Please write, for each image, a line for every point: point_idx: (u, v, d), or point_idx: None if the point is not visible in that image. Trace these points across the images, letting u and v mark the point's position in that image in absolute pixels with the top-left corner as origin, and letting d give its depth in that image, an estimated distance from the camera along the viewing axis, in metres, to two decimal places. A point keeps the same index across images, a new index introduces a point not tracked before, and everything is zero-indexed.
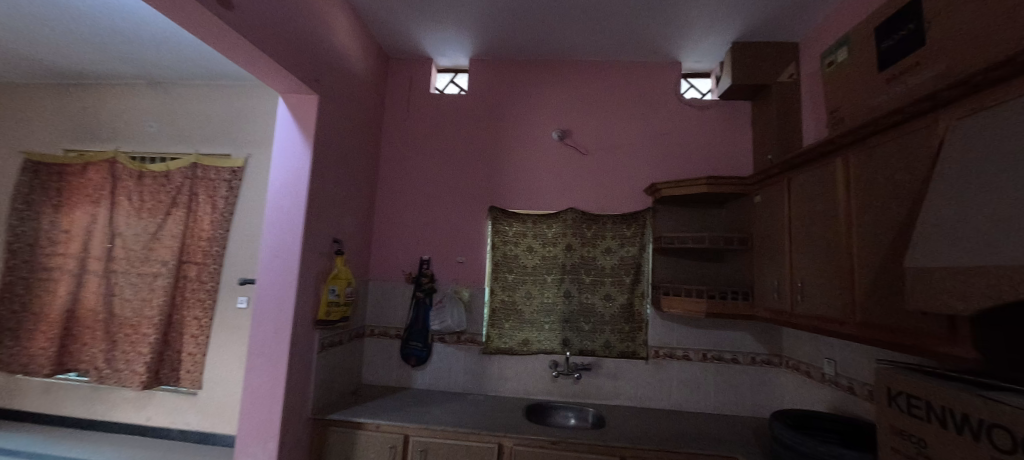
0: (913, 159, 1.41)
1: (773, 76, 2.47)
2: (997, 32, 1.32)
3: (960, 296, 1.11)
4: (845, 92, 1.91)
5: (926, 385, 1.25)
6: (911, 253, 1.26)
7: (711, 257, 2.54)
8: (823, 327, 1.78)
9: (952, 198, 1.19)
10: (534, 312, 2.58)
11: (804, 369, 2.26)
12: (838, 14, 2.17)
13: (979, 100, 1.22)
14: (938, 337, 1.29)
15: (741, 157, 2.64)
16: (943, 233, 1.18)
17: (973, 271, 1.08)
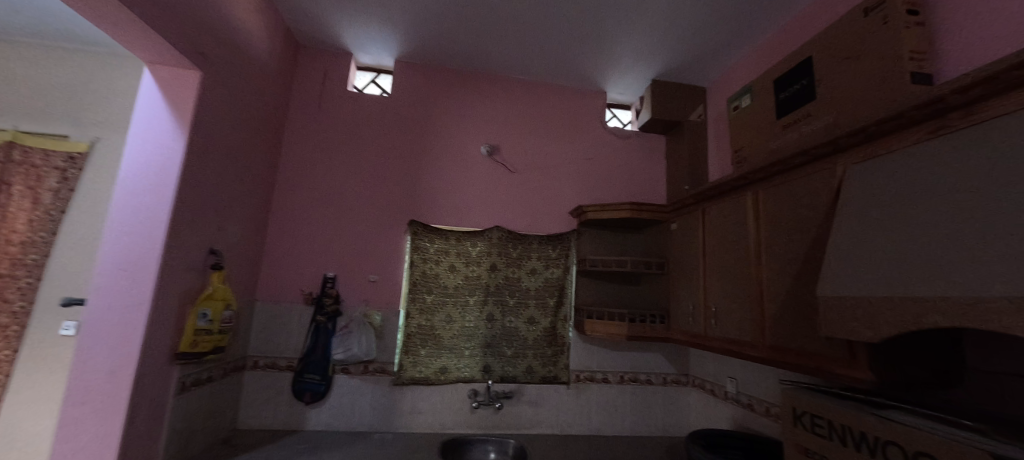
0: (817, 196, 1.57)
1: (686, 114, 2.68)
2: (873, 93, 1.55)
3: (867, 325, 1.23)
4: (748, 134, 2.13)
5: (827, 405, 1.34)
6: (823, 281, 1.38)
7: (629, 279, 2.64)
8: (735, 350, 1.89)
9: (855, 234, 1.33)
10: (453, 337, 2.38)
11: (709, 387, 2.41)
12: (741, 65, 2.45)
13: (873, 149, 1.39)
14: (839, 360, 1.40)
15: (656, 186, 2.81)
16: (850, 265, 1.31)
17: (880, 302, 1.20)
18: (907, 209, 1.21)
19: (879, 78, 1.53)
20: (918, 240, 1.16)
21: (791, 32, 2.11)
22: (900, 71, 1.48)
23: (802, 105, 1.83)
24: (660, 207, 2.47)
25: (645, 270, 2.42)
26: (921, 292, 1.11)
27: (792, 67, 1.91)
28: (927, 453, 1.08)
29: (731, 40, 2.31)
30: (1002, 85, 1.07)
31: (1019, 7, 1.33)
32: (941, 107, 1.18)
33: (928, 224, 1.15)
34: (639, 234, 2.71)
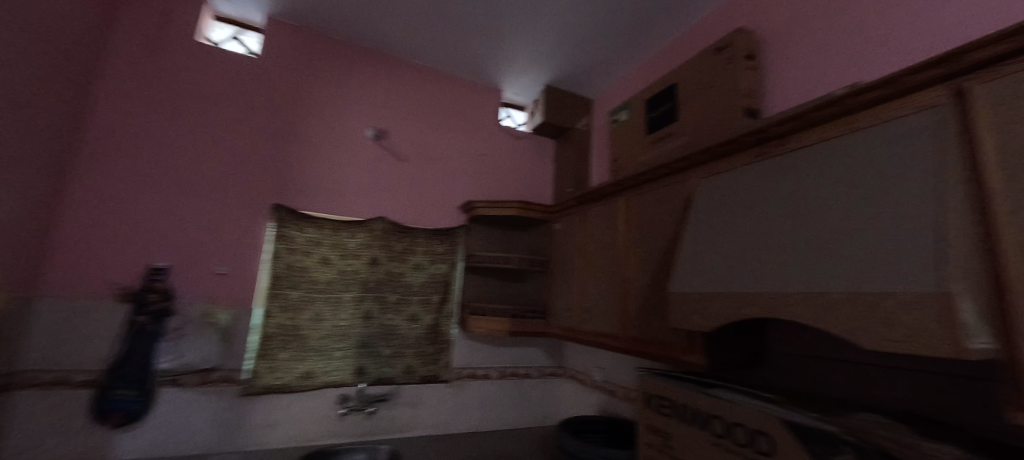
0: (674, 203, 1.77)
1: (574, 123, 2.88)
2: (717, 121, 1.81)
3: (703, 317, 1.31)
4: (623, 145, 2.36)
5: (671, 387, 1.52)
6: (675, 279, 1.46)
7: (514, 276, 2.72)
8: (604, 342, 2.05)
9: (698, 237, 1.45)
10: (322, 338, 2.14)
11: (580, 377, 2.59)
12: (621, 84, 2.70)
13: (713, 167, 1.57)
14: (681, 348, 1.58)
15: (544, 188, 2.94)
16: (690, 264, 1.43)
17: (714, 298, 1.29)
18: (732, 220, 1.35)
19: (724, 105, 1.79)
20: (738, 245, 1.29)
21: (661, 60, 2.39)
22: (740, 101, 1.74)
23: (667, 123, 2.08)
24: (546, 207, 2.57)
25: (528, 266, 2.52)
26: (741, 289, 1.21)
27: (661, 89, 2.16)
28: (743, 424, 1.25)
29: (615, 58, 2.52)
30: (804, 123, 1.23)
31: (805, 66, 1.67)
32: (764, 135, 1.34)
33: (747, 233, 1.28)
34: (526, 233, 2.81)
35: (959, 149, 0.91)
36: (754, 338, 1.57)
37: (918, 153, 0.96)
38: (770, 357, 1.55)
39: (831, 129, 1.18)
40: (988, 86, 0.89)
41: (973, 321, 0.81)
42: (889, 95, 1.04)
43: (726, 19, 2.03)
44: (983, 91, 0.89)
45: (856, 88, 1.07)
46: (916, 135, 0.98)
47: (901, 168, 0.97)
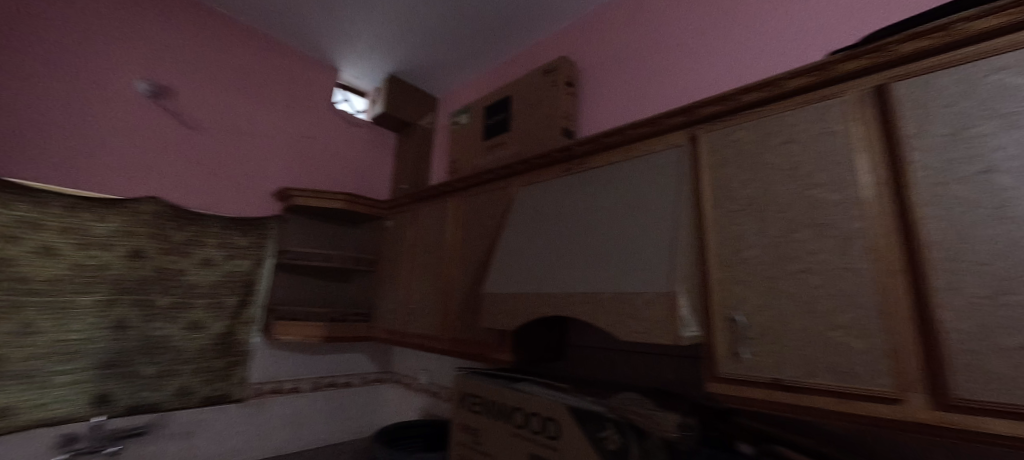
0: (496, 209, 1.85)
1: (417, 119, 2.80)
2: (538, 134, 1.93)
3: (509, 316, 1.37)
4: (461, 148, 2.39)
5: (482, 385, 1.59)
6: (491, 280, 1.49)
7: (338, 276, 2.50)
8: (425, 343, 2.01)
9: (513, 240, 1.53)
10: (32, 361, 1.57)
11: (405, 381, 2.52)
12: (466, 87, 2.73)
13: (530, 177, 1.69)
14: (493, 346, 1.61)
15: (381, 183, 2.80)
16: (501, 266, 1.50)
17: (516, 297, 1.36)
18: (539, 226, 1.47)
19: (546, 121, 1.94)
20: (540, 249, 1.40)
21: (503, 71, 2.49)
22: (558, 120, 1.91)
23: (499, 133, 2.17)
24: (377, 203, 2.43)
25: (353, 265, 2.35)
26: (537, 289, 1.31)
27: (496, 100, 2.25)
28: (537, 413, 1.37)
29: (460, 60, 2.52)
30: (598, 147, 1.42)
31: (607, 95, 1.91)
32: (569, 153, 1.51)
33: (548, 239, 1.41)
34: (357, 229, 2.61)
35: (692, 182, 1.17)
36: (556, 333, 1.73)
37: (668, 182, 1.19)
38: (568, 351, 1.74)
39: (615, 155, 1.39)
40: (710, 136, 1.16)
41: (687, 312, 1.02)
42: (655, 131, 1.29)
43: (556, 43, 2.20)
44: (708, 138, 1.16)
45: (633, 125, 1.31)
46: (668, 167, 1.22)
47: (656, 192, 1.20)
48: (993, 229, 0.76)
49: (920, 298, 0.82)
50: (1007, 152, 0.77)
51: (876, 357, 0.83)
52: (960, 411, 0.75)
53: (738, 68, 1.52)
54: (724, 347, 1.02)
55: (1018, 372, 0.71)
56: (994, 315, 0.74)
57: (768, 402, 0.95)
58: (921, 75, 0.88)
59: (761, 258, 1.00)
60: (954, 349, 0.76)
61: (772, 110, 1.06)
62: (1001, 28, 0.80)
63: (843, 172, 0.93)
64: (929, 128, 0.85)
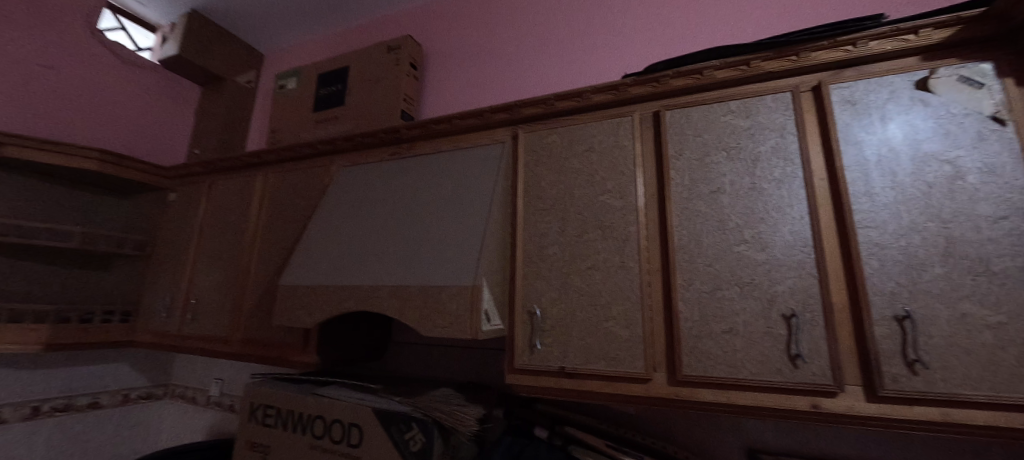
0: (311, 185, 1.50)
1: (230, 73, 2.27)
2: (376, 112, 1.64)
3: (307, 312, 1.20)
4: (288, 116, 1.86)
5: (277, 394, 1.37)
6: (288, 270, 1.29)
7: (91, 260, 1.90)
8: (205, 348, 1.59)
9: (323, 225, 1.35)
10: None
11: (190, 395, 2.08)
12: (300, 48, 2.32)
13: (352, 156, 1.49)
14: (294, 347, 1.39)
15: (171, 146, 2.23)
16: (304, 255, 1.31)
17: (318, 290, 1.19)
18: (355, 212, 1.33)
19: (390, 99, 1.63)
20: (353, 236, 1.27)
21: (346, 38, 2.18)
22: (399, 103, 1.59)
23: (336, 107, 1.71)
24: (154, 169, 1.92)
25: (110, 247, 1.78)
26: (344, 282, 1.17)
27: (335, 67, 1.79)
28: (340, 420, 1.24)
29: (291, 13, 2.11)
30: (427, 132, 1.34)
31: (449, 80, 1.75)
32: (396, 136, 1.39)
33: (363, 225, 1.28)
34: (123, 202, 2.02)
35: (509, 178, 1.20)
36: (377, 328, 1.57)
37: (487, 175, 1.20)
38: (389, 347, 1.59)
39: (443, 143, 1.34)
40: (529, 135, 1.20)
41: (489, 306, 1.04)
42: (480, 124, 1.27)
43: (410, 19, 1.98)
44: (527, 137, 1.20)
45: (460, 115, 1.27)
46: (489, 161, 1.23)
47: (475, 185, 1.20)
48: (716, 239, 0.96)
49: (668, 293, 0.98)
50: (729, 178, 0.97)
51: (636, 343, 0.97)
52: (685, 385, 0.93)
53: (576, 63, 1.52)
54: (522, 339, 1.08)
55: (721, 351, 0.91)
56: (710, 307, 0.94)
57: (554, 388, 1.04)
58: (685, 106, 1.05)
59: (559, 254, 1.09)
60: (685, 335, 0.94)
61: (581, 119, 1.15)
62: (735, 79, 1.01)
63: (626, 183, 1.06)
64: (685, 153, 1.02)
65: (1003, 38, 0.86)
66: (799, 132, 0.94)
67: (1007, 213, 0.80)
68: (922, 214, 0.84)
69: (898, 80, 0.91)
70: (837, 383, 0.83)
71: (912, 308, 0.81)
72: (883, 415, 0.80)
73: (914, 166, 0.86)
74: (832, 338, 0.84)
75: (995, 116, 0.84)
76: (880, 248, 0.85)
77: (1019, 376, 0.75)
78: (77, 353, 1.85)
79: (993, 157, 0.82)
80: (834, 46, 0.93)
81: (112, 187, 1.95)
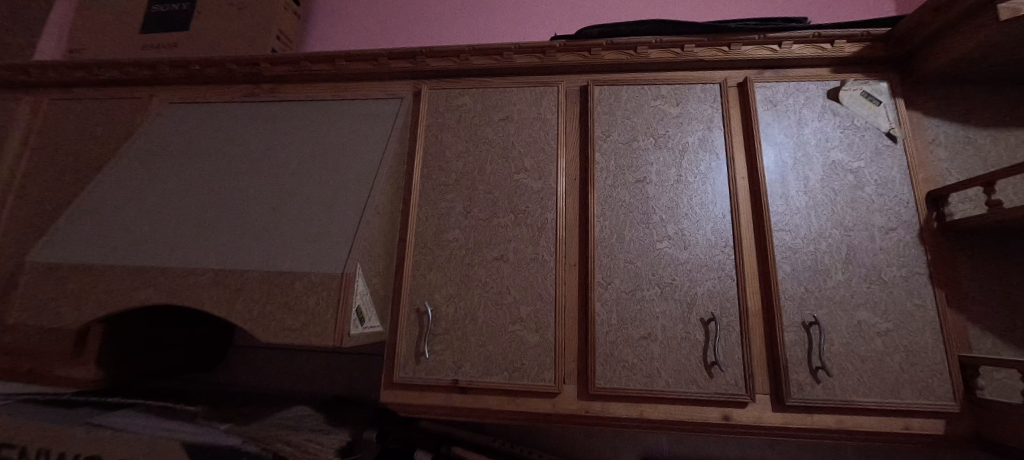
0: (112, 124, 1.05)
1: None
2: (228, 42, 1.20)
3: (75, 304, 0.80)
4: (96, 33, 1.29)
5: (21, 427, 0.91)
6: (47, 242, 0.86)
7: None
8: None
9: (123, 180, 0.94)
10: None
11: None
12: None
13: (185, 91, 1.08)
14: (54, 357, 0.94)
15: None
16: (79, 221, 0.89)
17: (99, 272, 0.80)
18: (179, 165, 0.95)
19: (250, 26, 1.22)
20: (170, 196, 0.90)
21: None
22: (270, 37, 1.21)
23: (172, 29, 1.24)
24: None
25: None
26: (146, 261, 0.81)
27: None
28: None
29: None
30: (299, 73, 1.03)
31: (334, 24, 1.41)
32: (255, 72, 1.04)
33: (189, 184, 0.92)
34: None
35: (405, 143, 0.96)
36: (211, 330, 1.17)
37: (377, 135, 0.94)
38: (230, 354, 1.20)
39: (320, 90, 1.03)
40: (434, 93, 0.98)
41: (364, 302, 0.79)
42: (372, 71, 1.01)
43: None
44: (431, 95, 0.98)
45: (347, 55, 0.99)
46: (380, 119, 0.97)
47: (358, 146, 0.93)
48: (638, 233, 0.86)
49: (584, 292, 0.86)
50: (656, 167, 0.89)
51: (545, 351, 0.83)
52: (597, 399, 0.81)
53: (497, 17, 1.32)
54: (406, 345, 0.85)
55: (638, 359, 0.81)
56: (629, 309, 0.83)
57: (442, 407, 0.84)
58: (614, 84, 0.93)
59: (461, 241, 0.89)
60: (600, 340, 0.82)
61: (499, 82, 0.97)
62: (667, 62, 0.93)
63: (545, 161, 0.91)
64: (612, 134, 0.91)
65: (896, 62, 0.91)
66: (725, 127, 0.90)
67: (896, 225, 0.84)
68: (828, 221, 0.84)
69: (813, 87, 0.91)
70: (749, 393, 0.78)
71: (818, 314, 0.80)
72: (787, 425, 0.78)
73: (824, 172, 0.86)
74: (746, 344, 0.80)
75: (889, 132, 0.88)
76: (793, 252, 0.83)
77: (899, 383, 0.78)
78: None
79: (886, 171, 0.86)
80: (761, 43, 0.90)
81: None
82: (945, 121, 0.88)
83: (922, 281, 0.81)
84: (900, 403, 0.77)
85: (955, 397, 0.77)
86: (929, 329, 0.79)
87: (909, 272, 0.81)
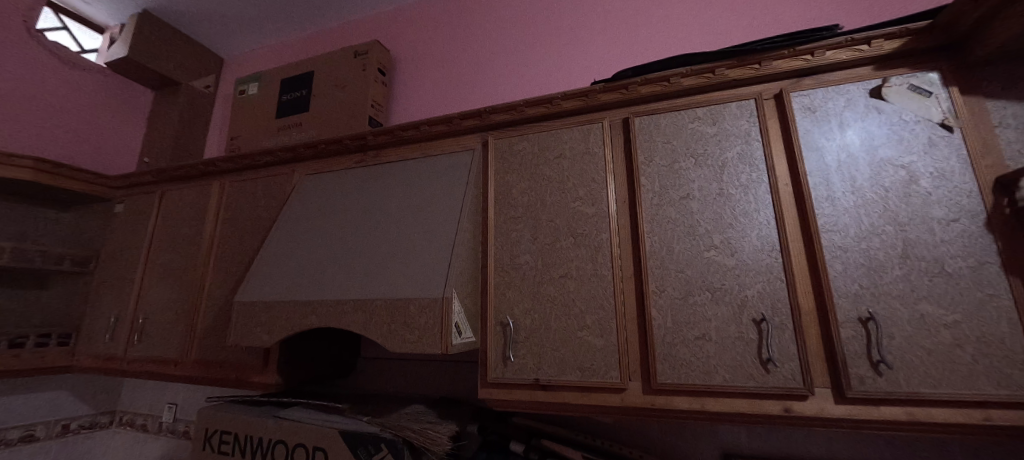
0: (271, 195, 1.42)
1: (185, 77, 2.07)
2: (341, 119, 1.54)
3: (267, 329, 1.12)
4: (249, 124, 1.72)
5: (234, 419, 1.27)
6: (244, 286, 1.21)
7: (23, 277, 1.61)
8: (154, 372, 1.43)
9: (284, 237, 1.28)
10: None
11: (140, 422, 1.88)
12: (255, 52, 2.18)
13: (317, 163, 1.42)
14: (252, 368, 1.30)
15: (127, 148, 2.06)
16: (259, 270, 1.24)
17: (279, 306, 1.12)
18: (319, 222, 1.26)
19: (352, 103, 1.55)
20: (316, 247, 1.21)
21: (306, 41, 2.06)
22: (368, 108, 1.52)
23: (298, 112, 1.62)
24: (99, 176, 1.68)
25: (45, 265, 1.52)
26: (306, 297, 1.11)
27: (297, 73, 1.68)
28: (303, 444, 1.18)
29: (252, 17, 1.97)
30: (395, 140, 1.30)
31: (415, 91, 1.70)
32: (363, 143, 1.34)
33: (327, 236, 1.22)
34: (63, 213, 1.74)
35: (480, 186, 1.17)
36: (345, 345, 1.48)
37: (458, 183, 1.17)
38: (359, 365, 1.50)
39: (412, 150, 1.29)
40: (500, 142, 1.18)
41: (460, 319, 1.00)
42: (452, 130, 1.24)
43: (376, 24, 1.90)
44: (497, 144, 1.18)
45: (429, 121, 1.24)
46: (459, 168, 1.20)
47: (443, 193, 1.16)
48: (687, 245, 0.96)
49: (642, 300, 0.98)
50: (698, 184, 0.98)
51: (611, 353, 0.96)
52: (660, 394, 0.92)
53: (545, 67, 1.52)
54: (495, 352, 1.05)
55: (695, 358, 0.91)
56: (683, 313, 0.93)
57: (529, 402, 1.01)
58: (654, 113, 1.06)
59: (531, 263, 1.07)
60: (659, 341, 0.94)
61: (552, 125, 1.14)
62: (702, 86, 1.03)
63: (598, 189, 1.05)
64: (655, 159, 1.03)
65: (947, 49, 0.90)
66: (763, 139, 0.96)
67: (958, 216, 0.83)
68: (880, 218, 0.87)
69: (853, 88, 0.94)
70: (807, 386, 0.83)
71: (874, 310, 0.83)
72: (851, 416, 0.82)
73: (871, 170, 0.89)
74: (801, 341, 0.85)
75: (943, 122, 0.87)
76: (843, 251, 0.87)
77: (974, 374, 0.77)
78: (14, 381, 1.64)
79: (943, 162, 0.86)
80: (794, 55, 0.96)
81: (51, 197, 1.68)
82: (1012, 102, 0.86)
83: (993, 270, 0.80)
84: (975, 394, 0.76)
85: None
86: (1005, 319, 0.78)
87: (977, 262, 0.81)
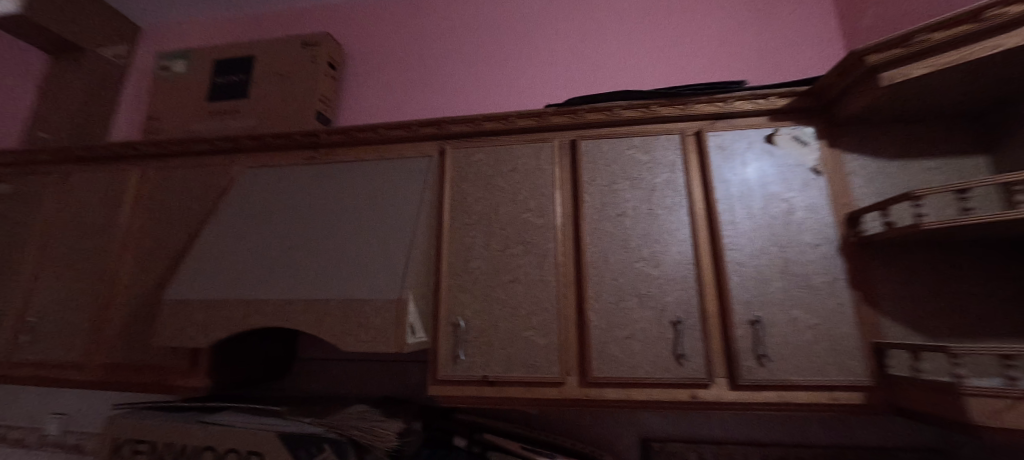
0: (205, 186, 1.34)
1: (91, 44, 1.84)
2: (285, 111, 1.49)
3: (202, 329, 1.07)
4: (175, 106, 1.59)
5: (153, 425, 1.19)
6: (174, 283, 1.14)
7: None
8: (49, 377, 1.28)
9: (222, 231, 1.22)
10: None
11: (15, 436, 1.63)
12: (180, 26, 2.00)
13: (259, 156, 1.36)
14: (176, 370, 1.22)
15: None
16: (192, 266, 1.17)
17: (217, 305, 1.08)
18: (262, 218, 1.22)
19: (297, 95, 1.51)
20: (259, 245, 1.17)
21: (242, 22, 1.94)
22: (315, 103, 1.49)
23: (234, 98, 1.54)
24: None
25: None
26: (250, 295, 1.08)
27: (234, 56, 1.59)
28: (235, 449, 1.13)
29: None
30: (349, 140, 1.31)
31: (371, 94, 1.73)
32: (314, 141, 1.32)
33: (272, 234, 1.19)
34: None
35: (435, 193, 1.23)
36: (281, 345, 1.44)
37: (413, 188, 1.21)
38: (296, 366, 1.47)
39: (367, 152, 1.31)
40: (457, 151, 1.25)
41: (414, 319, 1.05)
42: (409, 136, 1.28)
43: (325, 18, 1.87)
44: (454, 153, 1.25)
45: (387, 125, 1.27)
46: (415, 174, 1.24)
47: (398, 197, 1.20)
48: (620, 256, 1.11)
49: (580, 304, 1.10)
50: (632, 204, 1.13)
51: (553, 351, 1.07)
52: (593, 386, 1.05)
53: (500, 87, 1.64)
54: (445, 351, 1.11)
55: (623, 354, 1.05)
56: (615, 315, 1.08)
57: (476, 397, 1.09)
58: (597, 138, 1.19)
59: (483, 268, 1.15)
60: (594, 340, 1.07)
61: (506, 140, 1.24)
62: (638, 119, 1.19)
63: (546, 202, 1.16)
64: (597, 179, 1.16)
65: (820, 110, 1.14)
66: (685, 169, 1.14)
67: (821, 242, 1.07)
68: (768, 240, 1.08)
69: (753, 133, 1.16)
70: (709, 376, 1.01)
71: (761, 314, 1.04)
72: (741, 401, 1.01)
73: (763, 202, 1.10)
74: (706, 339, 1.03)
75: (814, 168, 1.11)
76: (741, 266, 1.07)
77: (827, 365, 1.00)
78: None
79: (813, 199, 1.09)
80: (709, 101, 1.16)
81: None
82: (860, 156, 1.11)
83: (842, 284, 1.04)
84: (827, 380, 0.99)
85: (870, 374, 0.99)
86: (849, 322, 1.02)
87: (832, 278, 1.05)
